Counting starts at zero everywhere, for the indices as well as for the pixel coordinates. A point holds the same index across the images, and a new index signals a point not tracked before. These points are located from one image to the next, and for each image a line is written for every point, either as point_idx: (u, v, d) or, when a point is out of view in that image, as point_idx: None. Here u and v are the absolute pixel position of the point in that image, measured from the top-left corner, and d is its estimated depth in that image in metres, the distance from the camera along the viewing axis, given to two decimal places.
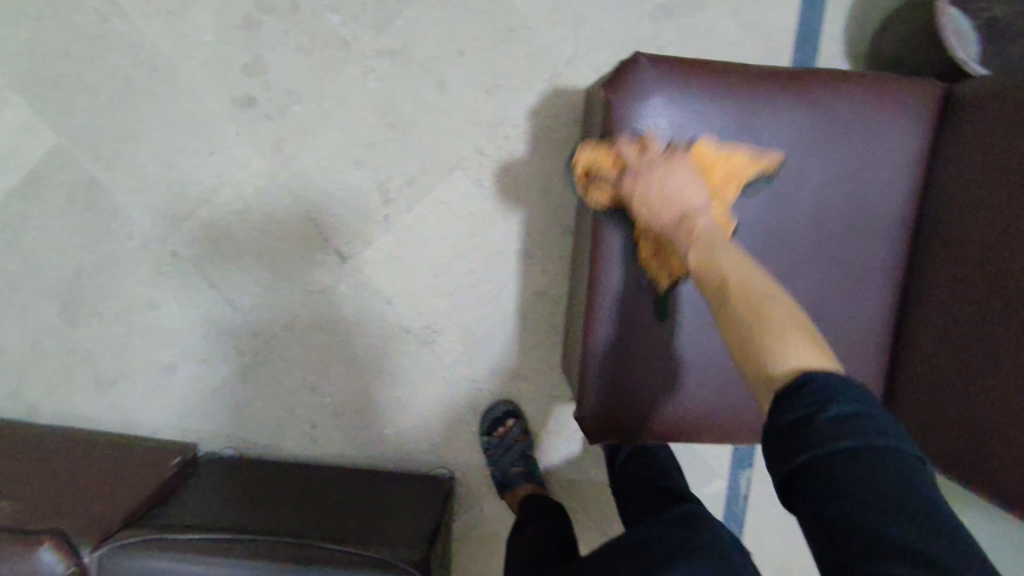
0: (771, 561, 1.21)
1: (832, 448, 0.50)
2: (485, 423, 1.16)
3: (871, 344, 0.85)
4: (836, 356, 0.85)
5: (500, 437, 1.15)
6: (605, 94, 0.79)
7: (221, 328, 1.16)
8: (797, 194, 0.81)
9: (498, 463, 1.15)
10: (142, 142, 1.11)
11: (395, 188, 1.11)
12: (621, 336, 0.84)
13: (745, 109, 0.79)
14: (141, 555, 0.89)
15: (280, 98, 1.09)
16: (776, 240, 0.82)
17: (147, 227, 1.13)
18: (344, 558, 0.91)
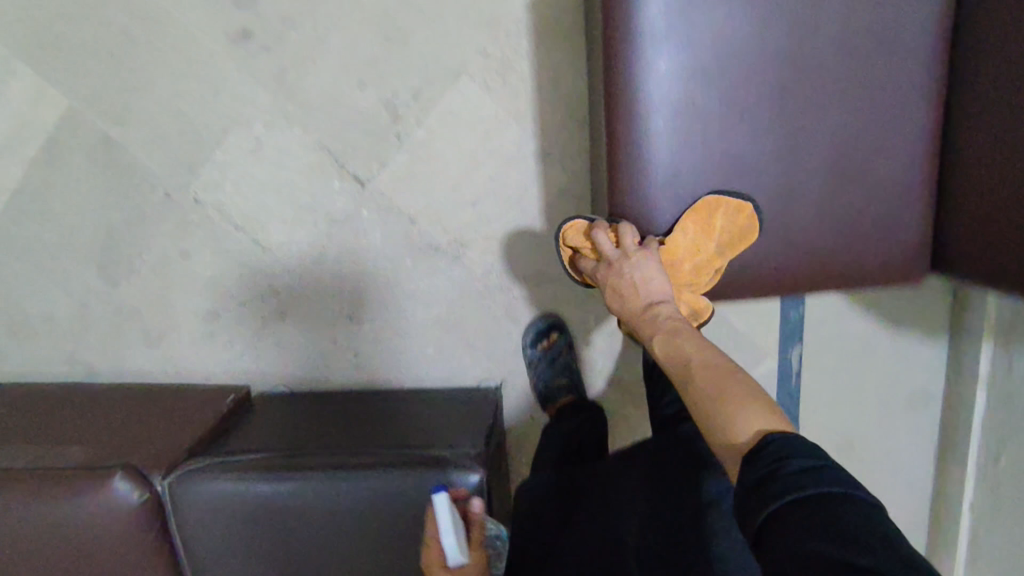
0: (831, 436, 1.20)
1: (800, 499, 0.56)
2: (529, 335, 1.16)
3: (915, 173, 0.80)
4: (880, 192, 0.80)
5: (544, 350, 1.16)
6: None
7: (253, 269, 1.18)
8: (822, 18, 0.74)
9: (542, 375, 1.17)
10: (149, 94, 1.11)
11: (402, 105, 1.09)
12: (648, 202, 0.79)
13: None
14: (215, 479, 0.93)
15: (274, 28, 1.07)
16: (805, 77, 0.76)
17: (167, 178, 1.15)
18: (402, 460, 0.94)
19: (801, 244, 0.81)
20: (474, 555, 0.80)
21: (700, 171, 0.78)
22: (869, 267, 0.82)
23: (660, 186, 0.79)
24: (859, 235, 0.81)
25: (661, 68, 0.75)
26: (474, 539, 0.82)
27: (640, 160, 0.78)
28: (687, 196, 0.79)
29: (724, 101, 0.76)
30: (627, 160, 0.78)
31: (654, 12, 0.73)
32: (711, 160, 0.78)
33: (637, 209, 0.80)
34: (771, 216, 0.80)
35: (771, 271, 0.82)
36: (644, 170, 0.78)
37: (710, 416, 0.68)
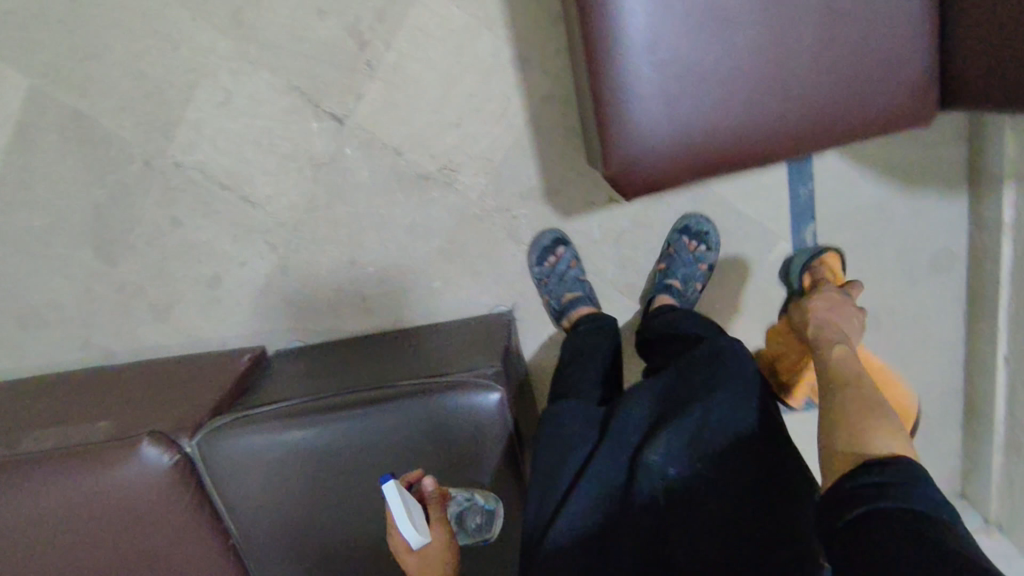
0: (857, 312, 1.16)
1: (898, 514, 0.54)
2: (535, 253, 1.13)
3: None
4: (877, 25, 0.72)
5: (552, 266, 1.12)
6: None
7: (247, 227, 1.16)
8: None
9: (553, 292, 1.13)
10: (108, 59, 1.07)
11: (367, 29, 1.04)
12: (628, 72, 0.73)
13: None
14: (251, 431, 0.94)
15: None
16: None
17: (143, 145, 1.12)
18: (421, 388, 0.94)
19: (799, 97, 0.74)
20: (437, 532, 0.82)
21: (679, 29, 0.72)
22: (871, 113, 0.75)
23: (640, 52, 0.72)
24: (860, 77, 0.74)
25: None
26: (433, 515, 0.84)
27: (613, 23, 0.71)
28: (669, 59, 0.73)
29: None
30: (600, 29, 0.72)
31: None
32: (690, 15, 0.71)
33: (618, 81, 0.73)
34: (762, 70, 0.73)
35: (768, 133, 0.75)
36: (620, 32, 0.72)
37: (868, 420, 0.67)
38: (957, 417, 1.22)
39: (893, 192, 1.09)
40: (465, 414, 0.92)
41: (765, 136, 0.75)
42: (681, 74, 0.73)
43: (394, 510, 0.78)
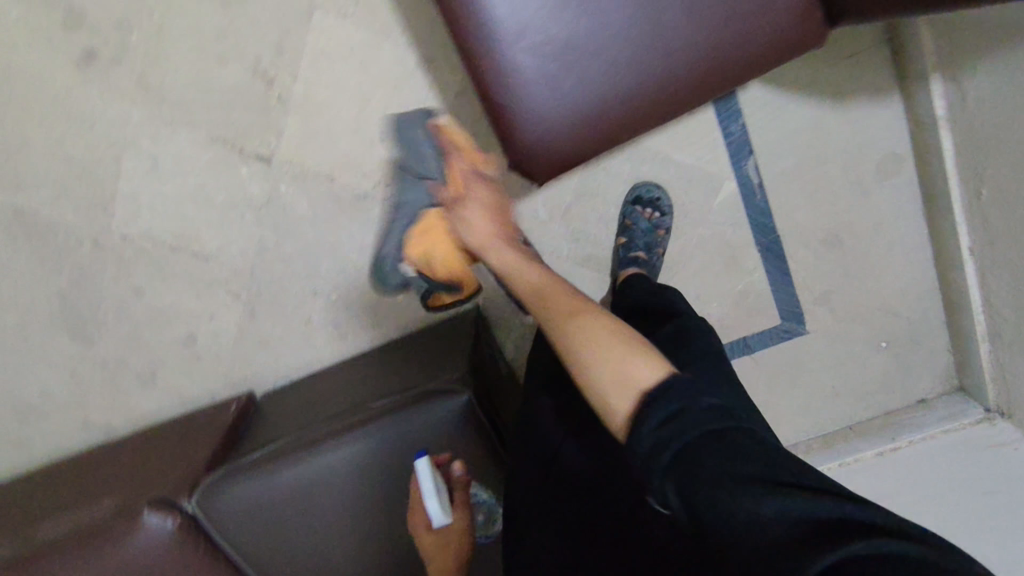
0: (816, 233, 1.16)
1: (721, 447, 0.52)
2: None
3: None
4: None
5: None
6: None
7: (207, 281, 1.18)
8: None
9: None
10: (31, 152, 1.08)
11: (270, 66, 1.04)
12: (503, 64, 0.70)
13: None
14: (247, 479, 0.96)
15: (116, 36, 1.02)
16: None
17: (88, 226, 1.14)
18: (395, 404, 0.95)
19: (680, 47, 0.71)
20: (457, 516, 0.90)
21: (543, 8, 0.69)
22: (761, 46, 0.72)
23: (510, 42, 0.70)
24: (737, 13, 0.71)
25: None
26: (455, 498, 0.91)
27: (479, 13, 0.69)
28: (541, 43, 0.70)
29: None
30: (466, 26, 0.70)
31: None
32: None
33: (498, 76, 0.71)
34: (637, 30, 0.70)
35: (664, 89, 0.72)
36: (490, 18, 0.69)
37: (584, 343, 0.66)
38: (936, 313, 1.21)
39: (825, 108, 1.08)
40: (441, 420, 0.94)
41: (661, 93, 0.73)
42: (559, 54, 0.70)
43: (423, 483, 0.86)
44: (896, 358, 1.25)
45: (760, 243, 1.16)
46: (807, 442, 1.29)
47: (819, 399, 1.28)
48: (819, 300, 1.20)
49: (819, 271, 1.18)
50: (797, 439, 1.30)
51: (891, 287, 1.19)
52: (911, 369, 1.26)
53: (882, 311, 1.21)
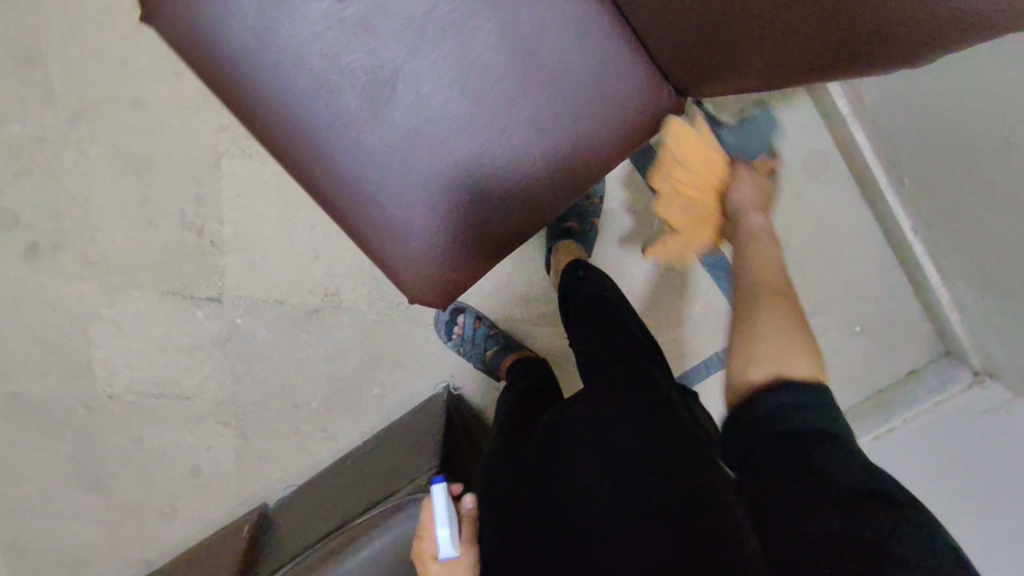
0: None
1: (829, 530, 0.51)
2: (442, 330, 1.18)
3: (594, 30, 0.70)
4: (572, 70, 0.70)
5: (460, 335, 1.17)
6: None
7: (196, 417, 1.24)
8: None
9: (474, 357, 1.18)
10: (6, 343, 1.16)
11: (195, 217, 1.08)
12: (390, 231, 0.71)
13: None
14: None
15: (47, 225, 1.07)
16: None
17: (76, 394, 1.21)
18: (382, 499, 0.97)
19: (541, 167, 0.73)
20: (469, 553, 0.75)
21: (409, 172, 0.70)
22: (613, 139, 0.74)
23: (389, 211, 0.70)
24: (584, 122, 0.72)
25: (301, 108, 0.66)
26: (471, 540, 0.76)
27: (350, 194, 0.69)
28: (419, 202, 0.71)
29: (375, 96, 0.67)
30: (343, 208, 0.70)
31: (248, 66, 0.63)
32: (410, 156, 0.69)
33: (388, 243, 0.71)
34: (499, 164, 0.72)
35: (533, 201, 0.74)
36: (347, 184, 0.69)
37: (761, 344, 0.67)
38: (902, 287, 1.20)
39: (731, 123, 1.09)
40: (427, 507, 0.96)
41: (531, 203, 0.74)
42: (437, 206, 0.71)
43: (436, 512, 0.73)
44: (873, 338, 1.24)
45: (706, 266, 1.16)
46: None
47: None
48: None
49: None
50: None
51: (850, 273, 1.18)
52: (891, 345, 1.25)
53: (848, 299, 1.20)
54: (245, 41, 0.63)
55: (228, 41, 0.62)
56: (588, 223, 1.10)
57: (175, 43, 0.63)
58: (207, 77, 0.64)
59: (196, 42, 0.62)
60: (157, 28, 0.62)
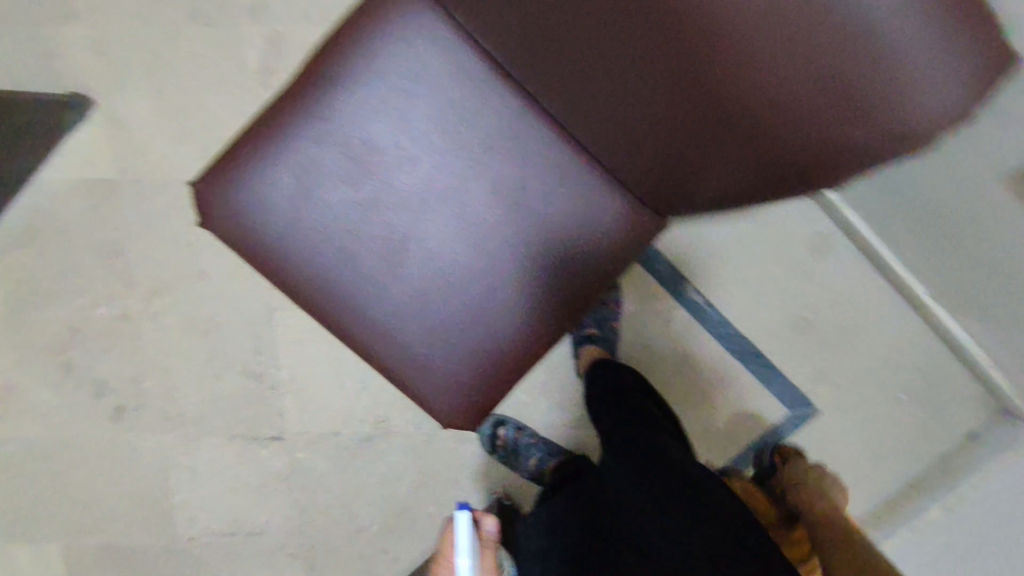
0: (783, 325, 1.18)
1: None
2: (486, 444, 1.22)
3: (573, 180, 0.79)
4: (558, 214, 0.80)
5: (504, 446, 1.20)
6: (194, 186, 0.75)
7: (267, 551, 1.30)
8: (393, 152, 0.76)
9: (522, 467, 1.19)
10: (102, 496, 1.28)
11: (257, 365, 1.20)
12: (415, 367, 0.80)
13: (289, 143, 0.74)
14: None
15: (133, 387, 1.21)
16: (432, 170, 0.77)
17: (160, 539, 1.30)
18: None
19: (543, 296, 0.81)
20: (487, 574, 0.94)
21: (426, 315, 0.79)
22: (606, 257, 0.81)
23: (412, 350, 0.80)
24: (575, 255, 0.81)
25: (330, 276, 0.77)
26: (486, 560, 0.94)
27: (377, 341, 0.79)
28: (438, 339, 0.80)
29: (390, 256, 0.78)
30: (373, 352, 0.80)
31: (285, 249, 0.76)
32: (426, 301, 0.79)
33: (415, 378, 0.80)
34: (504, 297, 0.80)
35: (542, 323, 0.81)
36: (377, 330, 0.79)
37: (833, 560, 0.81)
38: (942, 350, 1.18)
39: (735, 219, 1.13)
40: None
41: (541, 322, 0.82)
42: (454, 340, 0.80)
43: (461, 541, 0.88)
44: (923, 403, 1.21)
45: (733, 350, 1.19)
46: (873, 513, 1.25)
47: (866, 467, 1.24)
48: (819, 379, 1.20)
49: (803, 354, 1.19)
50: (863, 513, 1.26)
51: (882, 343, 1.18)
52: (943, 409, 1.21)
53: (885, 367, 1.19)
54: (281, 230, 0.76)
55: (267, 232, 0.75)
56: (608, 327, 1.14)
57: (226, 238, 0.76)
58: (253, 262, 0.77)
59: (241, 236, 0.75)
60: (211, 228, 0.76)
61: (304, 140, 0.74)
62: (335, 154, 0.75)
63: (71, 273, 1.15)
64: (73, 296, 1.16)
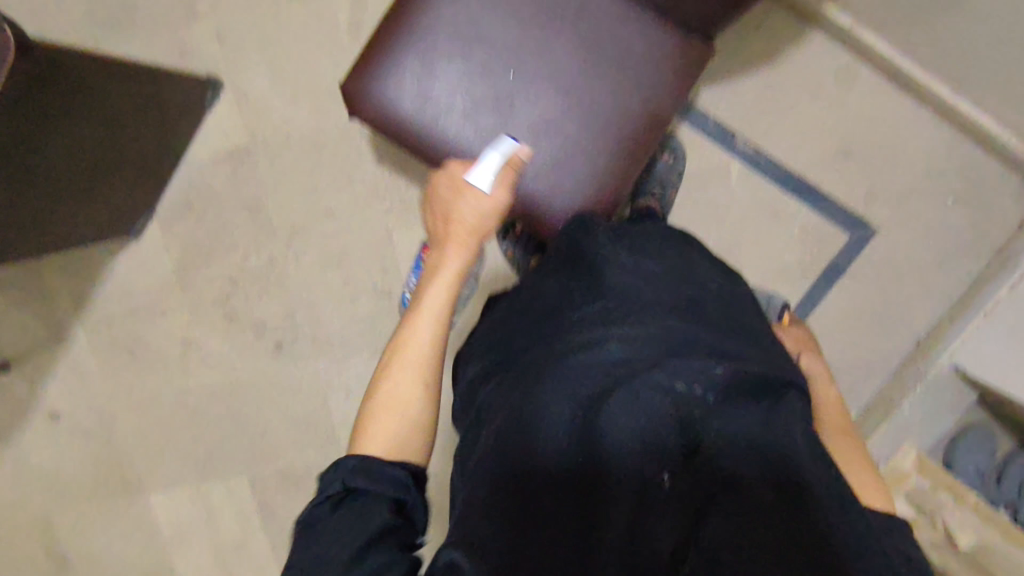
0: (826, 155, 1.34)
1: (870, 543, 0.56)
2: (500, 230, 1.37)
3: (628, 22, 0.97)
4: (623, 50, 0.97)
5: (515, 237, 1.35)
6: (343, 85, 0.99)
7: None
8: (483, 24, 0.97)
9: (520, 262, 1.35)
10: (273, 426, 1.46)
11: (384, 281, 1.40)
12: (528, 191, 0.99)
13: (406, 34, 0.97)
14: None
15: (287, 321, 1.43)
16: (515, 34, 0.97)
17: (323, 458, 1.45)
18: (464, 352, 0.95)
19: (623, 117, 0.98)
20: (501, 196, 0.86)
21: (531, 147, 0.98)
22: (668, 79, 0.98)
23: (524, 178, 0.99)
24: (642, 81, 0.98)
25: (451, 129, 0.98)
26: (507, 180, 0.87)
27: None
28: (542, 166, 0.98)
29: (495, 105, 0.98)
30: None
31: (414, 116, 0.98)
32: (528, 137, 0.98)
33: (529, 201, 0.99)
34: (590, 122, 0.98)
35: (626, 139, 0.99)
36: None
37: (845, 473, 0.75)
38: (978, 149, 1.32)
39: (764, 71, 1.32)
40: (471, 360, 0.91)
41: (626, 138, 0.99)
42: (556, 164, 0.98)
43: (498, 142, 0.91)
44: (970, 205, 1.35)
45: (790, 188, 1.35)
46: (948, 314, 1.38)
47: (932, 274, 1.38)
48: (870, 198, 1.35)
49: (852, 178, 1.35)
50: (939, 317, 1.39)
51: (919, 151, 1.33)
52: (991, 203, 1.34)
53: (928, 176, 1.34)
54: (409, 102, 0.97)
55: (400, 105, 0.98)
56: (669, 187, 1.31)
57: (371, 120, 0.99)
58: (393, 133, 0.99)
59: (382, 113, 0.98)
60: (359, 115, 0.99)
61: (418, 30, 0.97)
62: (442, 34, 0.97)
63: (225, 231, 1.39)
64: (229, 252, 1.40)
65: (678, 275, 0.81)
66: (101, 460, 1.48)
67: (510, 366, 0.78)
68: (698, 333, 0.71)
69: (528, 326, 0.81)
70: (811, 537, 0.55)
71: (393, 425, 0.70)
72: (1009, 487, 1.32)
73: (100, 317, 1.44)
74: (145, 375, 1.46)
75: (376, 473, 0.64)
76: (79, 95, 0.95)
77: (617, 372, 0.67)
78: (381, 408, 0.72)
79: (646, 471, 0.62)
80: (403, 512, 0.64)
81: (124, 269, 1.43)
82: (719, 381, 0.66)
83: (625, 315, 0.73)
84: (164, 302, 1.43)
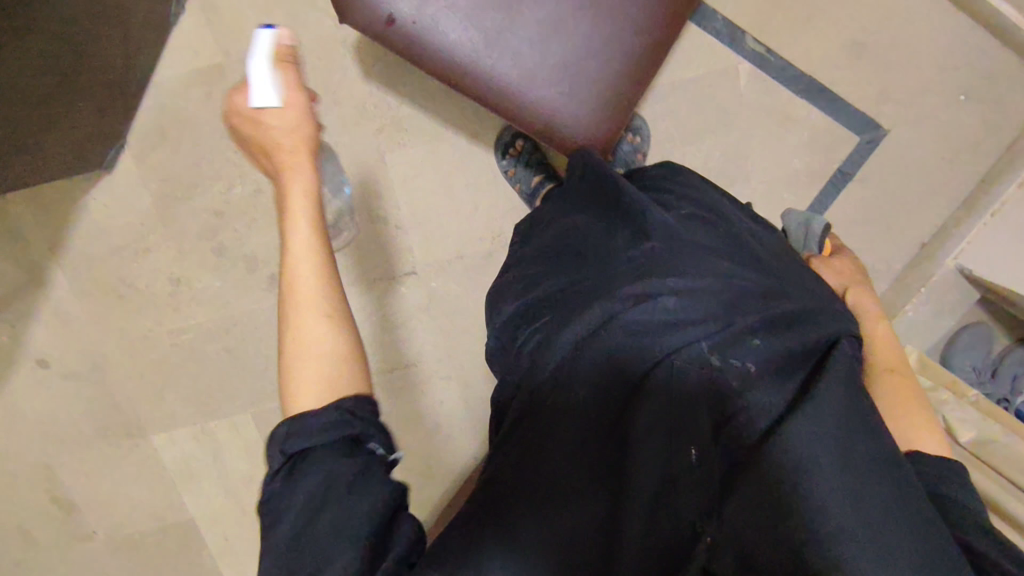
0: (836, 53, 1.28)
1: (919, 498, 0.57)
2: (498, 148, 1.30)
3: None
4: None
5: (516, 155, 1.29)
6: None
7: (423, 380, 1.38)
8: None
9: (520, 181, 1.29)
10: (274, 361, 1.42)
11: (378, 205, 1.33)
12: (539, 102, 0.92)
13: None
14: None
15: (279, 253, 1.36)
16: None
17: None
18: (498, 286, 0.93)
19: (638, 13, 0.91)
20: None
21: (541, 51, 0.90)
22: None
23: (534, 87, 0.91)
24: None
25: (452, 34, 0.89)
26: None
27: (502, 85, 0.91)
28: (553, 73, 0.91)
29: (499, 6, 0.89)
30: (500, 98, 0.92)
31: (411, 19, 0.89)
32: (537, 40, 0.90)
33: (540, 113, 0.92)
34: (604, 22, 0.90)
35: (642, 40, 0.92)
36: (499, 74, 0.91)
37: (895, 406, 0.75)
38: (992, 40, 1.28)
39: None
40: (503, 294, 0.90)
41: (642, 39, 0.92)
42: (567, 70, 0.91)
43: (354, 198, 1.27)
44: (984, 101, 1.31)
45: (801, 89, 1.30)
46: (954, 215, 1.36)
47: (941, 176, 1.35)
48: (882, 96, 1.30)
49: (863, 76, 1.30)
50: (946, 220, 1.37)
51: (932, 44, 1.28)
52: (1005, 98, 1.30)
53: (941, 71, 1.29)
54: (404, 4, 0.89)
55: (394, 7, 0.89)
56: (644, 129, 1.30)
57: (363, 26, 0.90)
58: (388, 39, 0.91)
59: (375, 17, 0.89)
60: (350, 19, 0.90)
61: None
62: None
63: (208, 160, 1.32)
64: (212, 182, 1.33)
65: (720, 227, 0.81)
66: (97, 405, 1.44)
67: (553, 307, 0.78)
68: (745, 294, 0.71)
69: (570, 267, 0.80)
70: (826, 508, 0.55)
71: (308, 379, 0.60)
72: (1004, 379, 1.27)
73: (78, 258, 1.37)
74: (134, 315, 1.40)
75: (313, 426, 0.57)
76: (49, 9, 0.88)
77: (656, 345, 0.66)
78: (297, 351, 0.61)
79: (680, 443, 0.62)
80: (359, 443, 0.59)
81: (100, 205, 1.34)
82: (757, 350, 0.65)
83: (669, 262, 0.73)
84: (147, 239, 1.36)
